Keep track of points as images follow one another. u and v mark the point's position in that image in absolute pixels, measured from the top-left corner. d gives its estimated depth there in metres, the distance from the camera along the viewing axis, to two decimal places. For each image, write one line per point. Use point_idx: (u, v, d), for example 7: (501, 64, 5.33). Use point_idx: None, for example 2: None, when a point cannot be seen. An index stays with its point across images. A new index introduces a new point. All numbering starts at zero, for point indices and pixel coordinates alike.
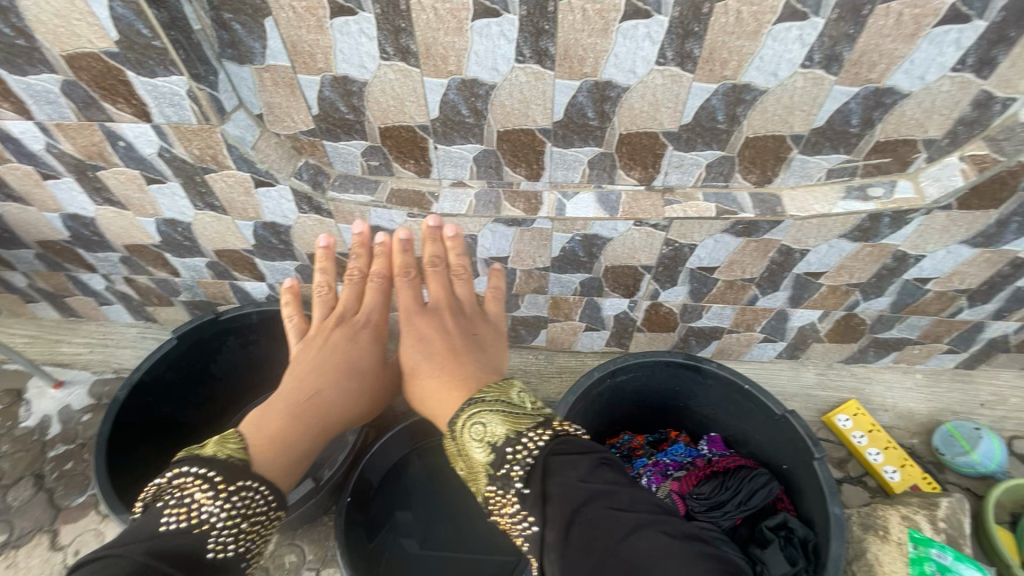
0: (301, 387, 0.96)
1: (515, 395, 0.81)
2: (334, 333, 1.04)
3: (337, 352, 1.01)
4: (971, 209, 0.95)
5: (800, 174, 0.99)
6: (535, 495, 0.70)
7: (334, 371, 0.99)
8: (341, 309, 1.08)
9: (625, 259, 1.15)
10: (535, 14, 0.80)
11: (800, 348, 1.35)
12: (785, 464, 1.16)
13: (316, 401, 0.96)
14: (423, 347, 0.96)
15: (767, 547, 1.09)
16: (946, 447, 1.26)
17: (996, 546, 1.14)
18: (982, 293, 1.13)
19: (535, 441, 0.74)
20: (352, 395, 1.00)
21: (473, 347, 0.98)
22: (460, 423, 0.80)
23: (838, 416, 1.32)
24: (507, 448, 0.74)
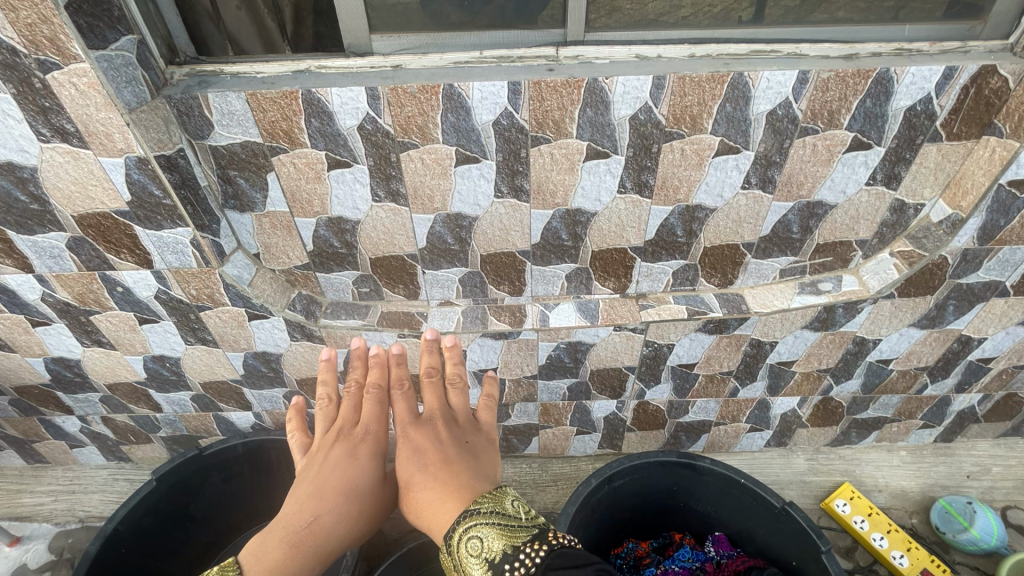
0: (304, 509, 0.78)
1: (510, 505, 0.73)
2: (334, 449, 0.85)
3: (337, 471, 0.82)
4: (911, 296, 1.06)
5: (757, 275, 1.10)
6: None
7: (335, 491, 0.80)
8: (339, 432, 0.88)
9: (609, 362, 1.20)
10: (510, 159, 0.92)
11: (787, 435, 1.38)
12: (795, 560, 1.14)
13: (314, 529, 0.77)
14: (414, 456, 0.81)
15: None
16: (945, 525, 1.27)
17: None
18: (940, 369, 1.21)
19: (533, 556, 0.66)
20: (355, 508, 0.80)
21: (468, 460, 0.82)
22: (456, 536, 0.70)
23: (836, 501, 1.32)
24: (506, 565, 0.66)
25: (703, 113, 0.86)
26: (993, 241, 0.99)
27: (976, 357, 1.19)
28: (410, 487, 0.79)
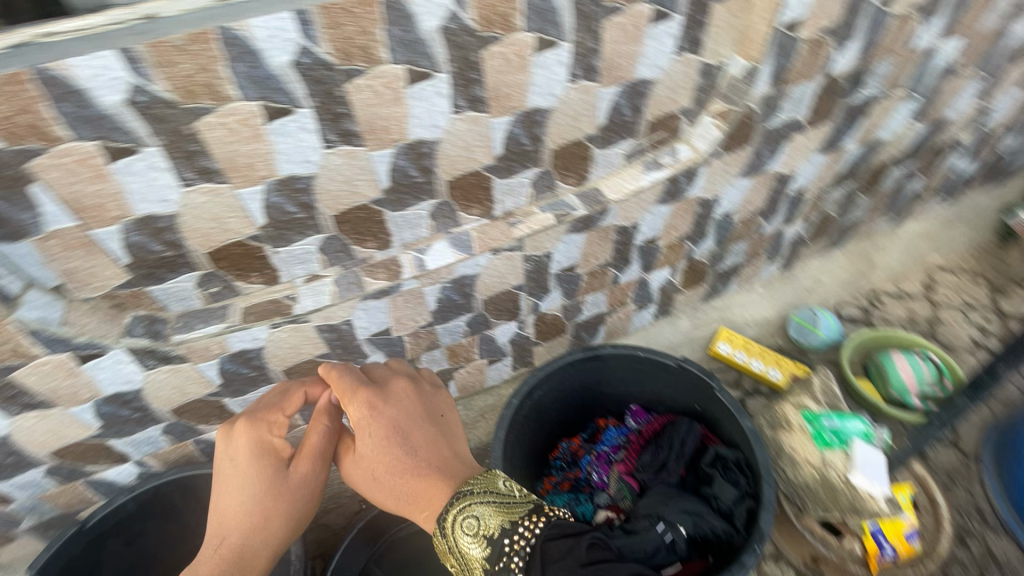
0: (221, 524, 0.90)
1: (502, 485, 0.86)
2: (236, 468, 0.92)
3: (240, 492, 0.91)
4: (733, 150, 1.18)
5: (606, 165, 1.14)
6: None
7: (245, 510, 0.90)
8: (239, 441, 0.94)
9: (497, 287, 1.22)
10: (327, 102, 0.82)
11: (669, 304, 1.53)
12: (698, 404, 1.28)
13: (238, 541, 0.89)
14: (392, 449, 0.89)
15: (713, 482, 1.15)
16: (800, 334, 1.51)
17: (863, 394, 1.36)
18: (770, 208, 1.39)
19: (530, 529, 0.79)
20: (274, 510, 0.91)
21: (434, 437, 0.92)
22: (452, 518, 0.82)
23: (719, 345, 1.51)
24: (505, 539, 0.79)
25: (511, 11, 0.83)
26: (784, 84, 1.12)
27: (794, 191, 1.37)
28: (381, 467, 0.90)
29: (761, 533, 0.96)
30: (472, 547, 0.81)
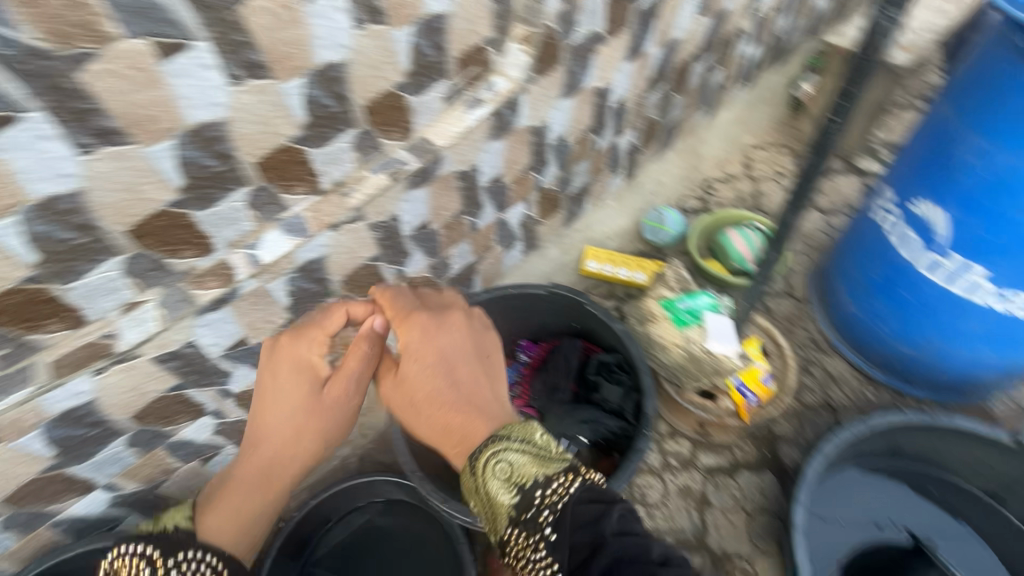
0: (259, 441, 0.99)
1: (540, 438, 0.79)
2: (271, 384, 0.97)
3: (278, 412, 0.97)
4: (545, 73, 1.20)
5: (427, 112, 1.08)
6: (557, 547, 0.70)
7: (281, 429, 0.97)
8: (292, 354, 0.97)
9: (352, 264, 1.15)
10: (59, 96, 0.62)
11: (534, 238, 1.56)
12: (574, 323, 1.32)
13: (270, 458, 0.99)
14: (436, 380, 0.88)
15: (601, 387, 1.24)
16: (653, 235, 1.65)
17: (714, 274, 1.52)
18: (599, 124, 1.45)
19: (565, 487, 0.73)
20: (305, 433, 0.97)
21: (474, 378, 0.90)
22: (485, 458, 0.78)
23: (588, 262, 1.62)
24: (536, 491, 0.73)
25: None
26: None
27: (614, 103, 1.44)
28: (421, 395, 0.88)
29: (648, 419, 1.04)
30: (501, 494, 0.76)
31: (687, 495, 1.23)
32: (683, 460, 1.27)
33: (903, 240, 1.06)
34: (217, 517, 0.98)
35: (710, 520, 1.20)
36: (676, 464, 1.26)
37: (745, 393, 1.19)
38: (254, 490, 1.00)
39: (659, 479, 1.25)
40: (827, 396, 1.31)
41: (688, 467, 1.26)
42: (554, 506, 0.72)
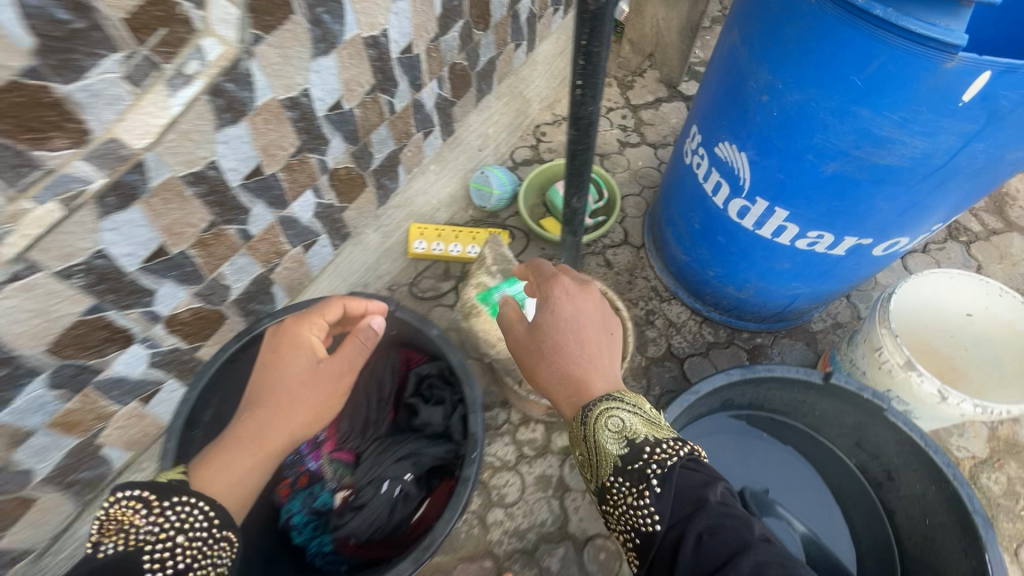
0: (263, 398, 0.78)
1: (648, 409, 0.80)
2: (279, 352, 0.81)
3: (279, 377, 0.79)
4: (276, 27, 0.86)
5: (105, 99, 0.64)
6: (657, 497, 0.70)
7: (274, 395, 0.78)
8: (286, 332, 0.83)
9: (55, 329, 0.82)
10: None
11: (341, 226, 1.30)
12: (395, 330, 1.01)
13: (265, 422, 0.77)
14: (567, 327, 0.83)
15: (421, 409, 0.98)
16: (482, 200, 1.46)
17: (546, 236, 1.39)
18: (387, 81, 1.17)
19: (675, 449, 0.73)
20: (302, 399, 0.78)
21: (596, 346, 0.83)
22: (598, 410, 0.77)
23: (414, 244, 1.43)
24: (648, 446, 0.74)
25: None
26: None
27: (398, 53, 1.16)
28: (552, 359, 0.83)
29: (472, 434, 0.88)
30: (612, 444, 0.76)
31: (547, 485, 1.13)
32: (540, 447, 1.17)
33: (715, 188, 0.99)
34: (207, 472, 0.72)
35: (569, 505, 1.11)
36: (532, 452, 1.16)
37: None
38: (245, 449, 0.75)
39: (516, 474, 1.14)
40: (670, 346, 1.28)
41: (545, 453, 1.16)
42: (659, 460, 0.72)
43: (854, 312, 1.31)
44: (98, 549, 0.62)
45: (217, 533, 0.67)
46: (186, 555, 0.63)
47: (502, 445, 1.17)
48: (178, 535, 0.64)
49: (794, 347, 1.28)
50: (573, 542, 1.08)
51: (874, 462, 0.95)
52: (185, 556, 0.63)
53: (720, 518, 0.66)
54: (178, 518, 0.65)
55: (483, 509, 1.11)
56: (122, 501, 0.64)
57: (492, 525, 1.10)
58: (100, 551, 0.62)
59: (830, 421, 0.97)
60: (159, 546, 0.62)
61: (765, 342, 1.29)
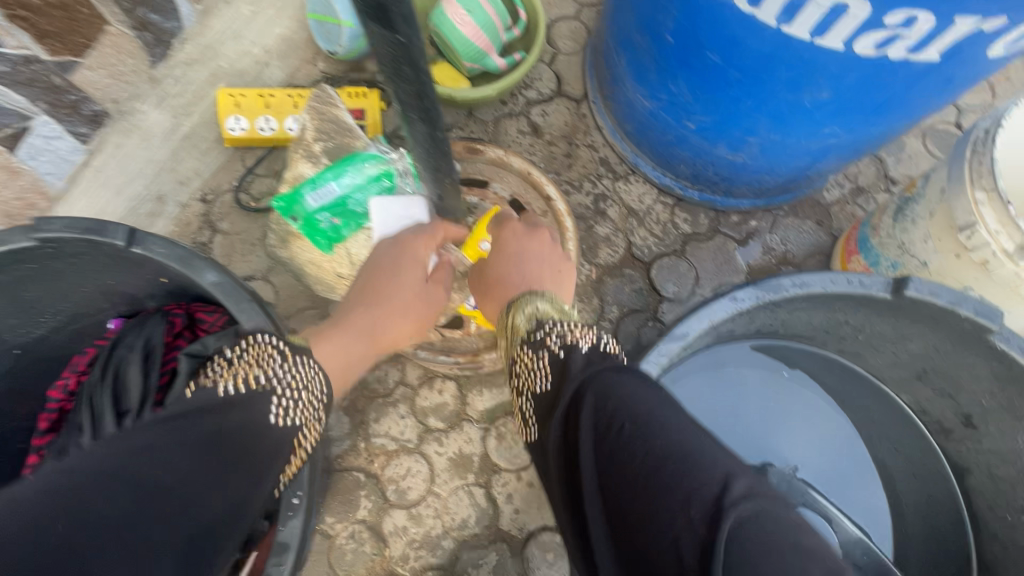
0: (372, 297, 0.56)
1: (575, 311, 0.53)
2: (395, 255, 0.58)
3: (395, 280, 0.57)
4: None
5: None
6: (561, 372, 0.44)
7: (389, 298, 0.56)
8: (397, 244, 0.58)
9: None
10: None
11: (71, 95, 0.77)
12: (161, 275, 0.61)
13: (375, 322, 0.56)
14: (507, 256, 0.59)
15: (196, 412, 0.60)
16: (329, 42, 0.90)
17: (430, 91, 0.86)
18: None
19: (590, 336, 0.46)
20: (414, 309, 0.58)
21: (558, 286, 0.57)
22: (517, 303, 0.53)
23: (227, 123, 0.87)
24: (563, 329, 0.47)
25: None
26: None
27: None
28: (489, 293, 0.58)
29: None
30: (520, 319, 0.51)
31: (466, 468, 0.79)
32: (451, 417, 0.81)
33: None
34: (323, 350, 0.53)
35: (498, 492, 0.78)
36: (441, 425, 0.80)
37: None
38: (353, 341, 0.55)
39: (421, 459, 0.79)
40: (630, 245, 0.88)
41: (460, 423, 0.80)
42: (573, 337, 0.46)
43: (880, 171, 0.93)
44: (202, 385, 0.42)
45: (321, 409, 0.50)
46: (303, 415, 0.46)
47: (397, 420, 0.80)
48: (302, 393, 0.46)
49: (802, 229, 0.90)
50: (508, 544, 0.76)
51: (942, 403, 0.62)
52: (301, 415, 0.46)
53: (640, 390, 0.42)
54: (300, 373, 0.46)
55: (376, 514, 0.77)
56: (249, 350, 0.45)
57: (392, 535, 0.77)
58: (207, 385, 0.42)
59: (880, 347, 0.62)
60: (285, 394, 0.45)
61: (761, 226, 0.90)
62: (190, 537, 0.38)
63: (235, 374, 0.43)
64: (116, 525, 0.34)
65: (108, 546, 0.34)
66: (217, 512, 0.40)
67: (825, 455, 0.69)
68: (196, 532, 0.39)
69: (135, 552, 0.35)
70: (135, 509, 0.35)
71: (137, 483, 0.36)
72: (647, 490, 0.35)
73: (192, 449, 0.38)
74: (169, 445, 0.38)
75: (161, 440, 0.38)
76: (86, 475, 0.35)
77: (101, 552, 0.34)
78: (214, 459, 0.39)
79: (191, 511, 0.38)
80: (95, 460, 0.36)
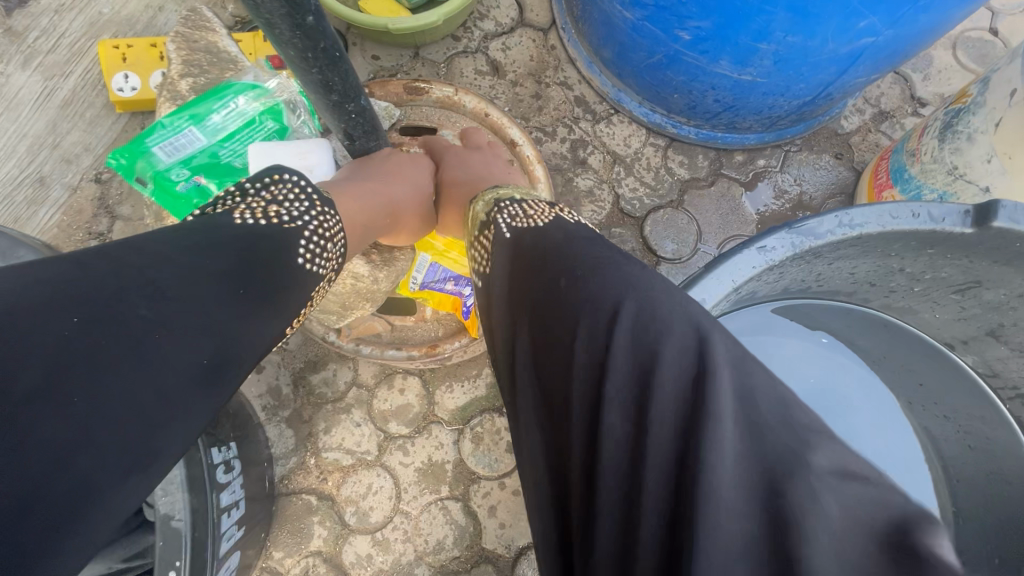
0: (388, 172, 0.51)
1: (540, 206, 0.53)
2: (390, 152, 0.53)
3: (396, 171, 0.52)
4: None
5: None
6: (508, 248, 0.42)
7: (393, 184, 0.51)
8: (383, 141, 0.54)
9: None
10: None
11: None
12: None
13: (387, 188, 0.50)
14: (469, 163, 0.57)
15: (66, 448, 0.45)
16: None
17: (360, 22, 0.66)
18: None
19: (538, 208, 0.44)
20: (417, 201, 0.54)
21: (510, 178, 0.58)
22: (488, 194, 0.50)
23: (113, 83, 0.70)
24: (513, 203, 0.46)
25: None
26: None
27: None
28: (450, 198, 0.56)
29: (159, 528, 0.40)
30: (482, 205, 0.48)
31: (438, 480, 0.66)
32: (417, 420, 0.67)
33: None
34: (341, 199, 0.45)
35: (478, 506, 0.65)
36: (405, 431, 0.67)
37: (452, 285, 0.62)
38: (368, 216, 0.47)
39: (384, 474, 0.66)
40: (617, 199, 0.73)
41: (428, 426, 0.67)
42: (527, 215, 0.44)
43: (906, 91, 0.78)
44: (215, 215, 0.37)
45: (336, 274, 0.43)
46: (328, 267, 0.41)
47: (351, 428, 0.67)
48: (329, 241, 0.41)
49: (819, 165, 0.76)
50: (495, 567, 0.64)
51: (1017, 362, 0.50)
52: (325, 266, 0.41)
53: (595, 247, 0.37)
54: (326, 219, 0.41)
55: (333, 543, 0.64)
56: (271, 187, 0.40)
57: (355, 566, 0.64)
58: (220, 215, 0.37)
59: (941, 300, 0.49)
60: (315, 234, 0.40)
61: (771, 165, 0.76)
62: (210, 372, 0.30)
63: (248, 209, 0.38)
64: (127, 332, 0.27)
65: (115, 361, 0.26)
66: (242, 349, 0.32)
67: (875, 438, 0.57)
68: (213, 371, 0.30)
69: (135, 356, 0.27)
70: (151, 318, 0.28)
71: (143, 301, 0.28)
72: (558, 356, 0.32)
73: (206, 270, 0.31)
74: (190, 251, 0.32)
75: (169, 255, 0.31)
76: (89, 270, 0.28)
77: (107, 372, 0.26)
78: (235, 281, 0.33)
79: (214, 334, 0.30)
80: (96, 262, 0.29)
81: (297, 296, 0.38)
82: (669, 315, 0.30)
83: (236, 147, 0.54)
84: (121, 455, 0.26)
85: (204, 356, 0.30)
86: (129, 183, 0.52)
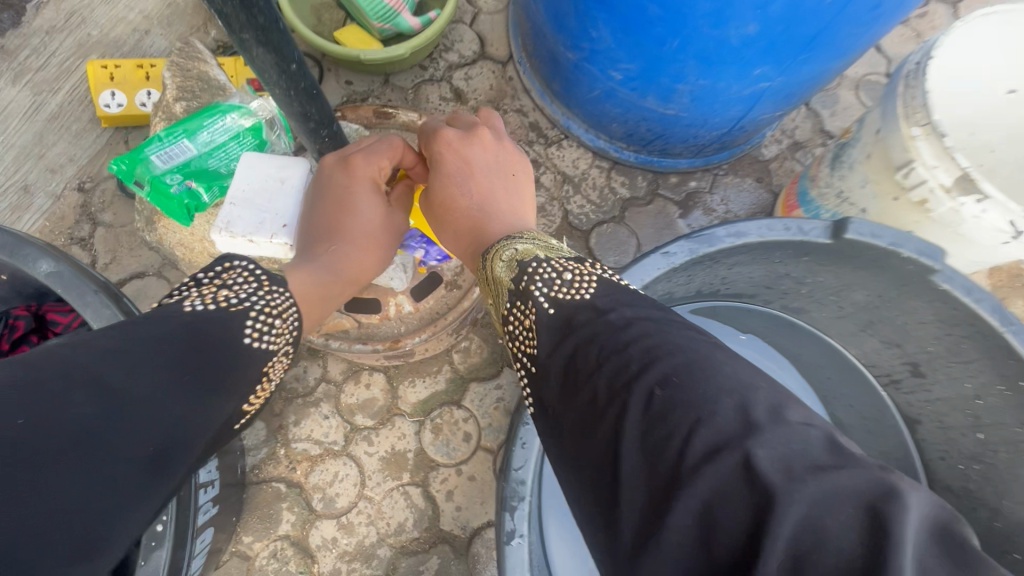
0: (341, 233, 0.54)
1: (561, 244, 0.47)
2: (348, 193, 0.55)
3: (356, 221, 0.54)
4: None
5: None
6: (560, 333, 0.38)
7: (355, 240, 0.55)
8: (336, 182, 0.55)
9: None
10: None
11: None
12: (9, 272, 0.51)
13: (348, 253, 0.54)
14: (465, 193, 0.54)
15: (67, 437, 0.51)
16: None
17: (335, 52, 0.73)
18: None
19: (579, 275, 0.40)
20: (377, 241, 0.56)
21: (514, 195, 0.55)
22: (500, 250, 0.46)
23: (100, 99, 0.75)
24: (547, 268, 0.41)
25: None
26: None
27: None
28: (448, 223, 0.55)
29: None
30: (504, 266, 0.44)
31: (400, 468, 0.71)
32: (381, 412, 0.73)
33: None
34: (298, 275, 0.49)
35: (437, 491, 0.71)
36: (370, 422, 0.73)
37: (421, 253, 0.68)
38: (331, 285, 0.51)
39: (350, 462, 0.71)
40: (566, 214, 0.82)
41: (392, 418, 0.73)
42: (569, 284, 0.40)
43: (816, 125, 0.90)
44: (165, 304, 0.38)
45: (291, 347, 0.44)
46: (280, 343, 0.41)
47: (320, 421, 0.72)
48: (279, 319, 0.41)
49: (742, 187, 0.86)
50: (451, 546, 0.70)
51: (888, 353, 0.60)
52: (276, 343, 0.41)
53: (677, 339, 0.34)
54: (276, 300, 0.42)
55: (301, 528, 0.69)
56: (223, 274, 0.41)
57: (321, 548, 0.69)
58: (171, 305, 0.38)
59: (824, 301, 0.59)
60: (264, 317, 0.40)
61: (701, 187, 0.86)
62: (154, 461, 0.31)
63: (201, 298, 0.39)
64: (77, 431, 0.28)
65: (60, 453, 0.27)
66: (189, 437, 0.33)
67: None
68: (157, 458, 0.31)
69: (81, 452, 0.28)
70: (97, 415, 0.29)
71: (86, 399, 0.29)
72: (668, 474, 0.27)
73: (155, 363, 0.32)
74: (142, 344, 0.33)
75: (117, 351, 0.31)
76: (35, 367, 0.29)
77: (51, 470, 0.27)
78: (184, 368, 0.34)
79: (158, 423, 0.31)
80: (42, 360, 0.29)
81: (246, 376, 0.38)
82: (814, 445, 0.25)
83: (225, 157, 0.61)
84: (64, 551, 0.27)
85: (150, 446, 0.31)
86: (127, 184, 0.58)
